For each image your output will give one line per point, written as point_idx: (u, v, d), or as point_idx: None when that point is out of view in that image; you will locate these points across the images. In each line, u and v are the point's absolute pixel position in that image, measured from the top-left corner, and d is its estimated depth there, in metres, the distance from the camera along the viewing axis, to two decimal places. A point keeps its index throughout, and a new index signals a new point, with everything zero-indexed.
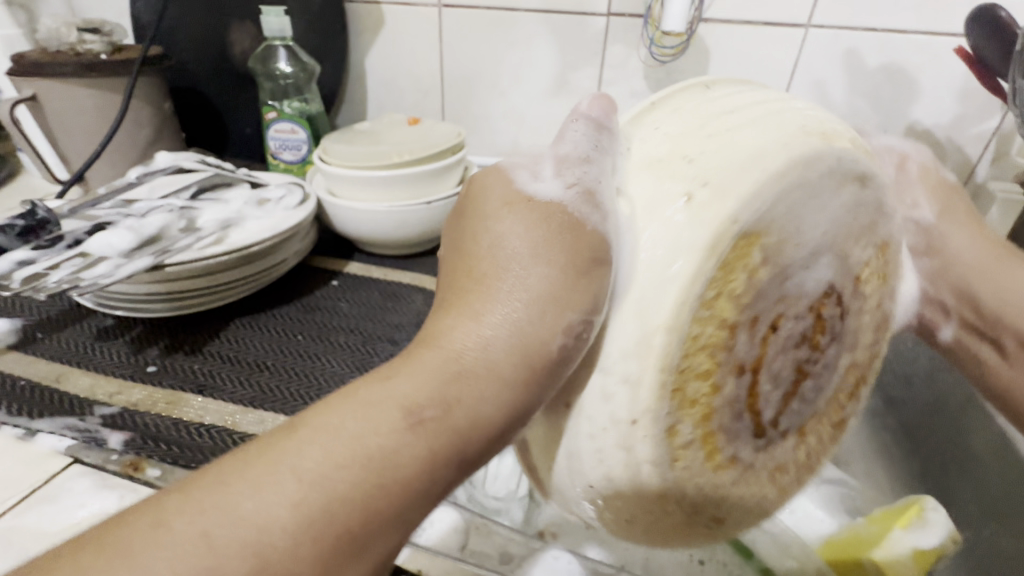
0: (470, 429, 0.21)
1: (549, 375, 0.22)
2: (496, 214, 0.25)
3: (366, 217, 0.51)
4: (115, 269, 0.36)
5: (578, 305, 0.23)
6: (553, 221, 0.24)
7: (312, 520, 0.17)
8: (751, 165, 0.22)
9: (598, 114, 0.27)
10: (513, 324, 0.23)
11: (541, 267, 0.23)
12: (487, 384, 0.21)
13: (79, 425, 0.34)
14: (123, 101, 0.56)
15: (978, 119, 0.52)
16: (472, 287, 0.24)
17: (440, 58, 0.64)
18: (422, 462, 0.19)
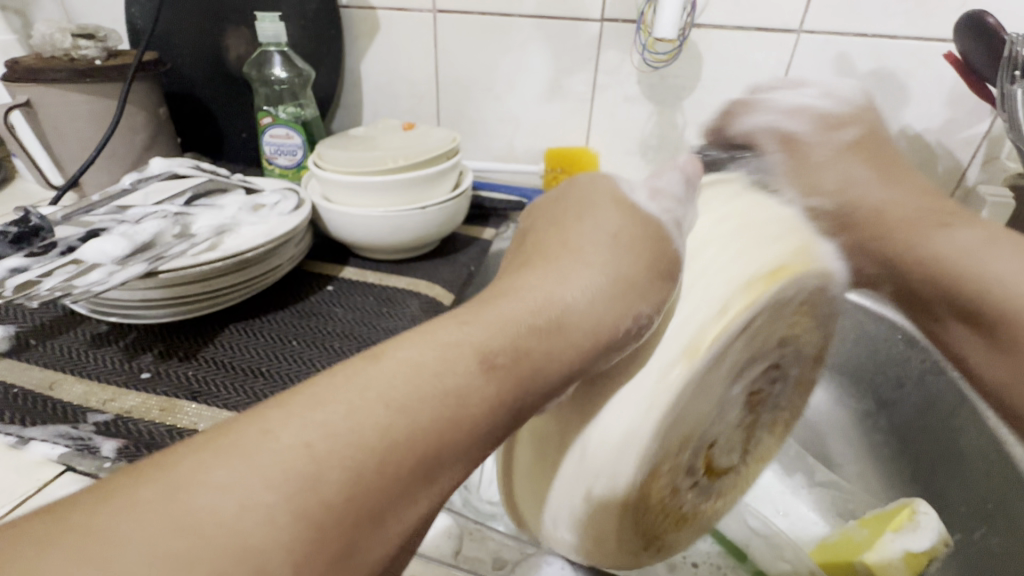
0: (537, 380, 0.22)
1: (614, 349, 0.24)
2: (582, 208, 0.29)
3: (361, 223, 0.51)
4: (108, 276, 0.36)
5: (653, 303, 0.25)
6: (643, 229, 0.28)
7: (395, 447, 0.18)
8: (785, 244, 0.27)
9: (691, 169, 0.31)
10: (591, 297, 0.24)
11: (626, 260, 0.26)
12: (562, 346, 0.23)
13: (71, 432, 0.33)
14: (118, 107, 0.56)
15: (968, 124, 0.53)
16: (555, 259, 0.26)
17: (436, 63, 0.65)
18: (490, 404, 0.20)
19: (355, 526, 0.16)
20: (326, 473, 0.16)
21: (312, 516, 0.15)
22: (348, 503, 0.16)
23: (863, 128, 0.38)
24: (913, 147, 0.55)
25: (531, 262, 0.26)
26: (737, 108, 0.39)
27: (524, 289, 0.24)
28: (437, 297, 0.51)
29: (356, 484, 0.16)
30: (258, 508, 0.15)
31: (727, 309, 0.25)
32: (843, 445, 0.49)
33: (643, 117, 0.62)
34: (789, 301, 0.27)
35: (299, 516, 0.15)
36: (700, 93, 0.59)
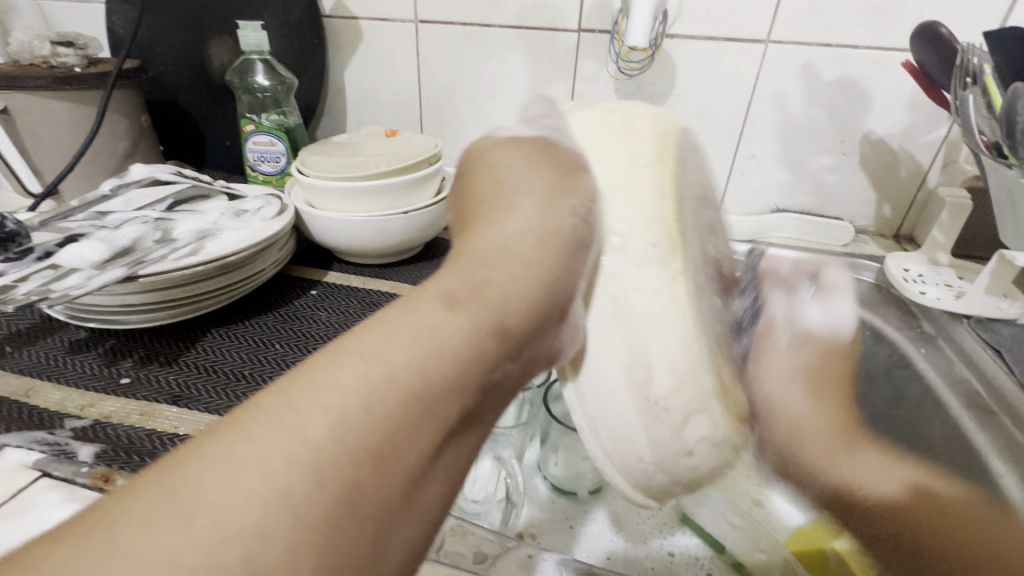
0: (501, 305, 0.22)
1: (578, 252, 0.26)
2: (492, 162, 0.30)
3: (343, 228, 0.51)
4: (86, 281, 0.36)
5: (579, 194, 0.27)
6: (530, 145, 0.30)
7: (377, 388, 0.18)
8: (656, 121, 0.32)
9: (542, 101, 0.35)
10: (529, 224, 0.25)
11: (536, 173, 0.28)
12: (515, 266, 0.24)
13: (47, 438, 0.33)
14: (98, 113, 0.56)
15: (928, 129, 0.55)
16: (487, 207, 0.27)
17: (418, 73, 0.66)
18: (468, 331, 0.21)
19: (355, 467, 0.17)
20: (308, 420, 0.17)
21: (302, 456, 0.16)
22: (341, 446, 0.17)
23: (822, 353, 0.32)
24: (877, 151, 0.58)
25: (464, 219, 0.28)
26: (783, 280, 0.36)
27: (463, 238, 0.25)
28: None
29: (342, 427, 0.17)
30: (250, 461, 0.16)
31: (662, 184, 0.29)
32: None
33: None
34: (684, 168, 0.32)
35: (291, 462, 0.16)
36: (675, 101, 0.61)
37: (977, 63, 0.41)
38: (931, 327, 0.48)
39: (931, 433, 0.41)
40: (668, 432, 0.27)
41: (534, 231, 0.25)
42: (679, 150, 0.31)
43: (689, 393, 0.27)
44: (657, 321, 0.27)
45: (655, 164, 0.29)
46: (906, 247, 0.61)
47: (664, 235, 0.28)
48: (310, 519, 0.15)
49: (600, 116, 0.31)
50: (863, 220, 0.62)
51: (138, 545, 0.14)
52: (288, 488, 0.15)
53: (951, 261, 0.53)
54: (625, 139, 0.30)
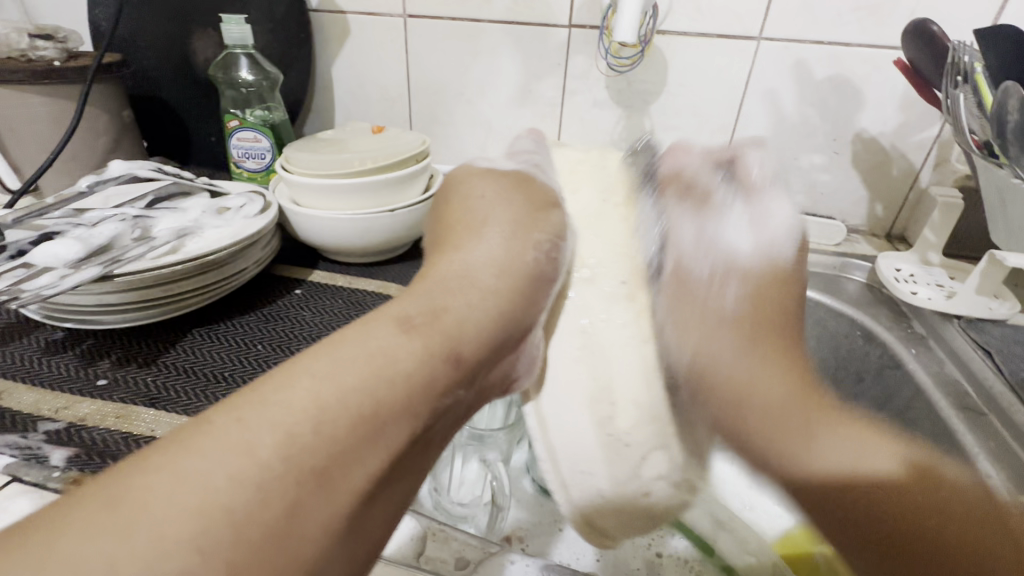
0: (457, 332, 0.24)
1: (540, 282, 0.29)
2: (470, 197, 0.34)
3: (328, 225, 0.50)
4: (60, 281, 0.35)
5: (544, 229, 0.31)
6: (511, 177, 0.35)
7: (328, 410, 0.19)
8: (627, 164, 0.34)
9: (534, 135, 0.39)
10: (492, 255, 0.29)
11: (508, 206, 0.32)
12: (477, 293, 0.27)
13: (19, 442, 0.32)
14: (78, 108, 0.55)
15: (920, 127, 0.55)
16: (458, 237, 0.31)
17: (407, 69, 0.65)
18: (419, 356, 0.22)
19: (301, 485, 0.18)
20: (258, 438, 0.18)
21: (249, 473, 0.17)
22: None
23: (760, 288, 0.34)
24: (869, 150, 0.57)
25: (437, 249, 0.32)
26: (693, 187, 0.34)
27: (433, 267, 0.29)
28: None
29: (290, 445, 0.18)
30: (195, 476, 0.16)
31: (632, 222, 0.32)
32: None
33: (612, 122, 0.63)
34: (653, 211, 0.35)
35: (237, 478, 0.17)
36: (667, 98, 0.60)
37: (967, 61, 0.41)
38: (923, 328, 0.48)
39: (922, 433, 0.41)
40: (624, 467, 0.30)
41: (495, 261, 0.29)
42: (653, 188, 0.34)
43: (648, 426, 0.30)
44: (624, 349, 0.30)
45: (627, 206, 0.32)
46: (897, 246, 0.61)
47: (632, 272, 0.31)
48: (251, 536, 0.16)
49: (577, 157, 0.35)
50: (854, 219, 0.62)
51: (72, 558, 0.14)
52: (230, 505, 0.16)
53: (943, 261, 0.53)
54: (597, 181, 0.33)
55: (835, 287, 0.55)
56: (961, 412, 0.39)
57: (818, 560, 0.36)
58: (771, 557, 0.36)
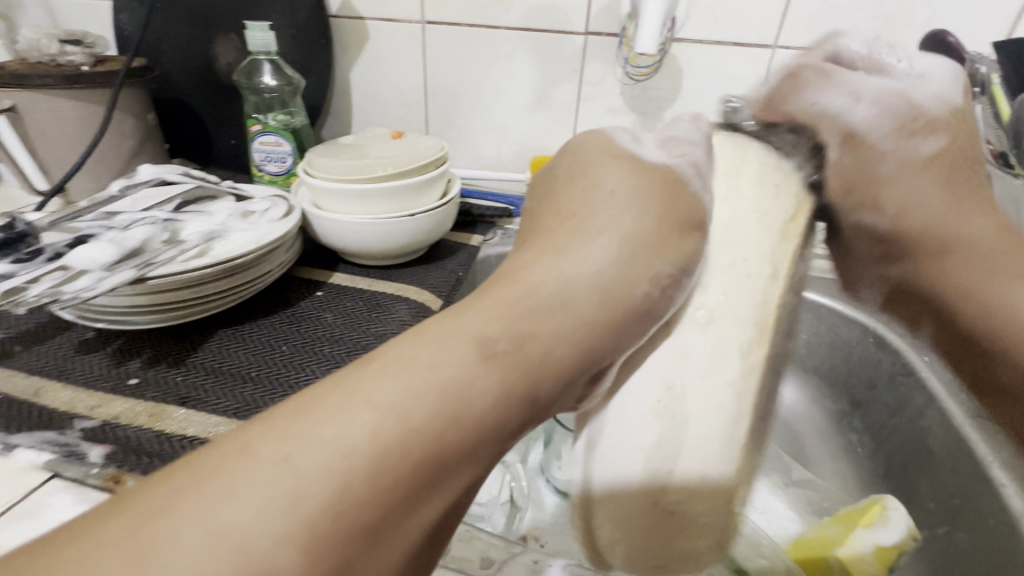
0: (541, 365, 0.22)
1: (637, 320, 0.25)
2: (602, 183, 0.27)
3: (350, 229, 0.51)
4: (97, 283, 0.36)
5: (669, 259, 0.25)
6: (658, 175, 0.27)
7: (388, 452, 0.18)
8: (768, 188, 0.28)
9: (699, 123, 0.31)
10: (598, 276, 0.24)
11: (634, 215, 0.26)
12: (563, 323, 0.23)
13: (57, 439, 0.33)
14: (107, 112, 0.56)
15: None
16: (559, 236, 0.25)
17: (425, 74, 0.66)
18: (495, 395, 0.20)
19: (351, 541, 0.17)
20: (308, 483, 0.17)
21: (295, 531, 0.16)
22: (335, 518, 0.17)
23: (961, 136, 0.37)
24: None
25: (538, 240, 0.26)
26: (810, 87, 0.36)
27: (523, 269, 0.24)
28: (427, 303, 0.51)
29: (342, 496, 0.17)
30: (232, 527, 0.15)
31: (779, 256, 0.27)
32: (820, 445, 0.52)
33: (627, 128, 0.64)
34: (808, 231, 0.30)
35: (280, 534, 0.16)
36: (682, 105, 0.61)
37: (984, 72, 0.42)
38: None
39: (935, 440, 0.43)
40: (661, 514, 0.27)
41: (596, 288, 0.24)
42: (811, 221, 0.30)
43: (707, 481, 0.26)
44: (712, 394, 0.26)
45: (775, 238, 0.27)
46: None
47: (756, 323, 0.26)
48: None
49: (741, 155, 0.29)
50: None
51: None
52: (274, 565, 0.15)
53: None
54: (748, 198, 0.28)
55: None
56: (975, 422, 0.40)
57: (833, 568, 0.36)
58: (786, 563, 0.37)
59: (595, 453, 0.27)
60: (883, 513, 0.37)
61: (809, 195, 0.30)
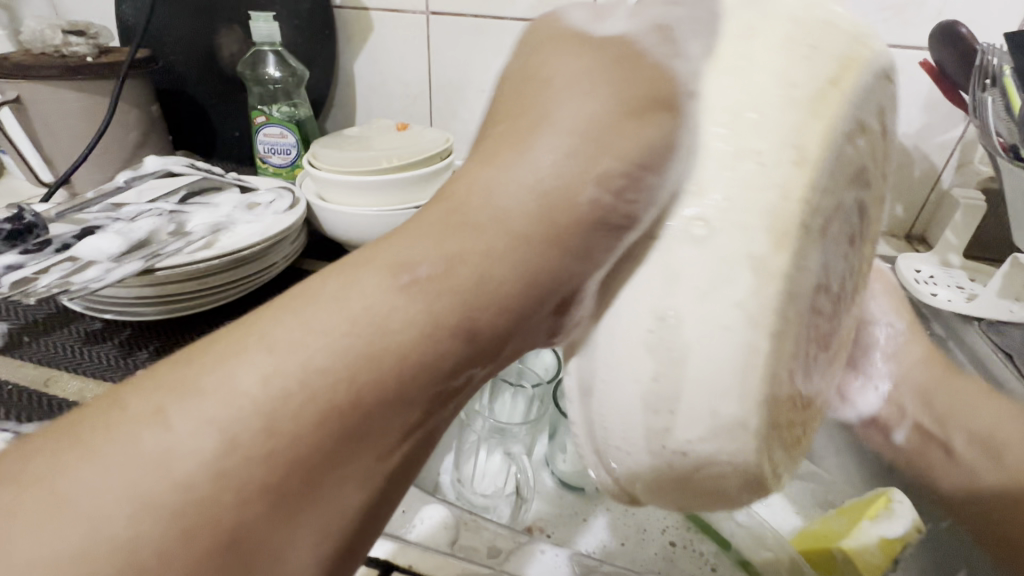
0: (472, 296, 0.19)
1: (588, 237, 0.20)
2: (553, 71, 0.21)
3: (356, 221, 0.51)
4: (105, 274, 0.36)
5: (620, 152, 0.20)
6: (612, 49, 0.21)
7: (287, 400, 0.17)
8: (810, 61, 0.21)
9: None
10: (541, 188, 0.19)
11: (585, 93, 0.20)
12: (491, 253, 0.19)
13: None
14: (111, 103, 0.56)
15: (944, 129, 0.55)
16: (492, 138, 0.21)
17: (429, 65, 0.65)
18: (420, 330, 0.18)
19: (242, 501, 0.16)
20: (184, 446, 0.16)
21: (163, 496, 0.15)
22: (217, 481, 0.16)
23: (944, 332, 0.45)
24: None
25: (480, 152, 0.21)
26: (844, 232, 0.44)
27: (447, 188, 0.20)
28: None
29: (228, 454, 0.16)
30: (102, 495, 0.15)
31: (799, 143, 0.20)
32: None
33: None
34: (872, 104, 0.22)
35: (145, 504, 0.15)
36: None
37: (997, 63, 0.41)
38: (941, 328, 0.49)
39: None
40: (674, 478, 0.24)
41: (535, 201, 0.19)
42: (868, 91, 0.22)
43: (716, 430, 0.21)
44: (710, 329, 0.20)
45: (804, 118, 0.20)
46: (918, 247, 0.61)
47: (784, 241, 0.20)
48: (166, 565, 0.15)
49: (768, 25, 0.21)
50: None
51: None
52: (142, 531, 0.15)
53: (963, 262, 0.54)
54: (761, 66, 0.21)
55: None
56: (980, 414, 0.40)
57: (836, 557, 0.36)
58: (790, 553, 0.37)
59: (593, 413, 0.24)
60: (889, 508, 0.37)
61: (863, 60, 0.22)
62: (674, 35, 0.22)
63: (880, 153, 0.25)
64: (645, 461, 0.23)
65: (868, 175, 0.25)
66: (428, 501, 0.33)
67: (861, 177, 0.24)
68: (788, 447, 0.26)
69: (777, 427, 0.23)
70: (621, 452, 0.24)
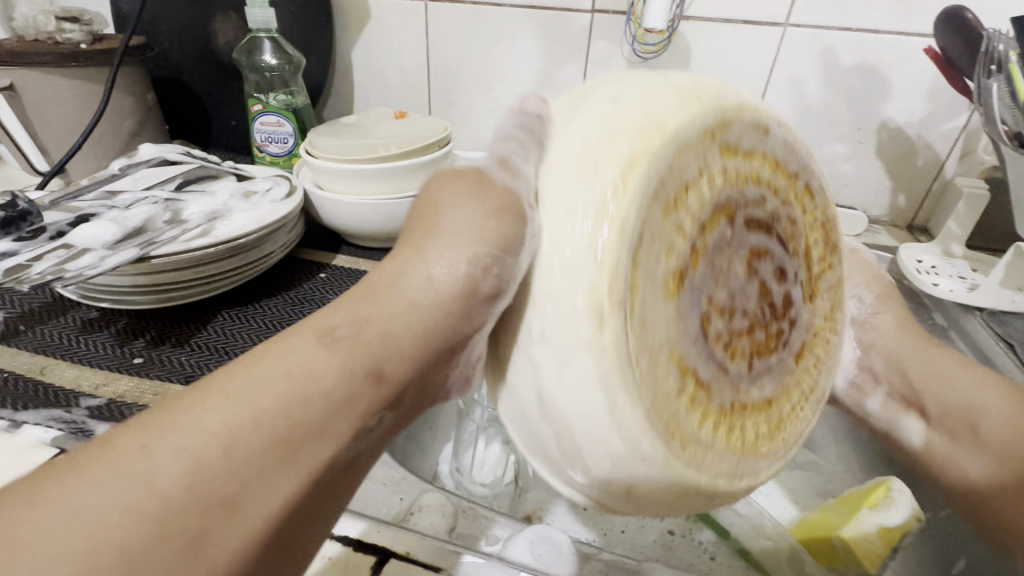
0: (379, 350, 0.23)
1: (472, 300, 0.25)
2: (442, 203, 0.28)
3: (354, 210, 0.51)
4: (99, 261, 0.36)
5: (486, 238, 0.25)
6: (475, 177, 0.29)
7: (240, 432, 0.19)
8: (626, 124, 0.23)
9: (531, 105, 0.30)
10: (436, 283, 0.25)
11: (465, 203, 0.27)
12: (407, 311, 0.24)
13: (64, 417, 0.33)
14: (106, 91, 0.56)
15: (947, 117, 0.55)
16: (401, 245, 0.27)
17: (427, 53, 0.65)
18: (339, 376, 0.21)
19: (204, 514, 0.18)
20: (162, 464, 0.18)
21: (147, 506, 0.17)
22: (186, 493, 0.18)
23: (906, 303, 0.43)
24: (894, 140, 0.57)
25: (395, 252, 0.27)
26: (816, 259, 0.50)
27: (370, 275, 0.26)
28: None
29: (193, 473, 0.18)
30: (94, 505, 0.16)
31: (613, 182, 0.22)
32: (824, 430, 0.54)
33: None
34: (717, 166, 0.26)
35: (130, 510, 0.17)
36: None
37: (1002, 50, 0.40)
38: (943, 318, 0.50)
39: None
40: (608, 497, 0.25)
41: (436, 288, 0.25)
42: (704, 151, 0.25)
43: (620, 467, 0.23)
44: (580, 401, 0.23)
45: (616, 170, 0.22)
46: (919, 237, 0.61)
47: (620, 279, 0.22)
48: (145, 568, 0.16)
49: (605, 103, 0.25)
50: (876, 210, 0.62)
51: None
52: (128, 534, 0.16)
53: (965, 252, 0.54)
54: (589, 139, 0.24)
55: None
56: None
57: (836, 546, 0.37)
58: (789, 543, 0.38)
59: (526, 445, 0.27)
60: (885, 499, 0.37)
61: (692, 120, 0.24)
62: (524, 140, 0.27)
63: (761, 185, 0.29)
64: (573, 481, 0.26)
65: (763, 215, 0.29)
66: (427, 489, 0.33)
67: (749, 227, 0.28)
68: (735, 452, 0.28)
69: (692, 441, 0.25)
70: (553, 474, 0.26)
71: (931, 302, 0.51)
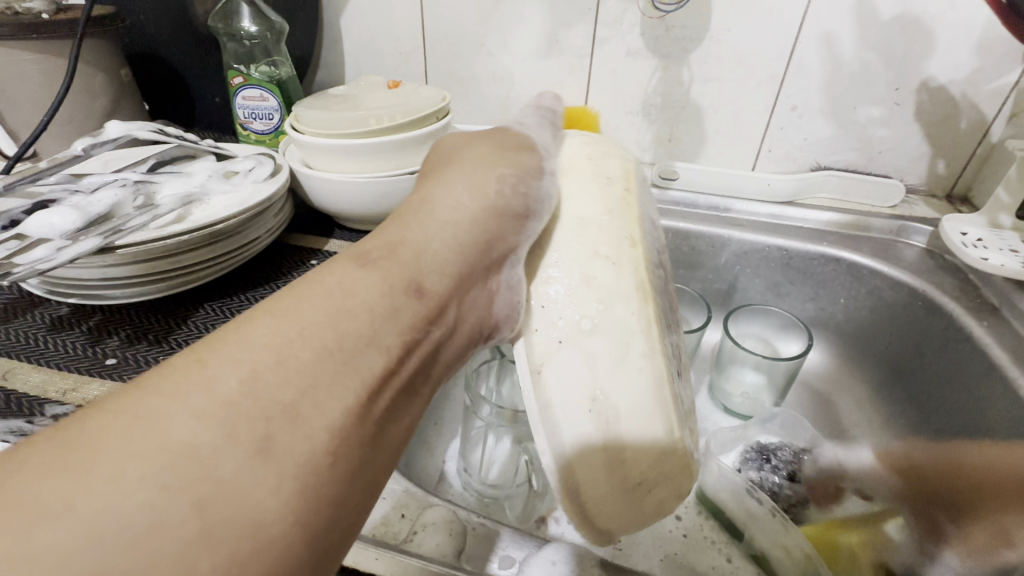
0: (419, 261, 0.24)
1: (504, 214, 0.28)
2: (458, 146, 0.32)
3: (346, 191, 0.46)
4: (56, 253, 0.31)
5: (514, 165, 0.30)
6: (487, 132, 0.33)
7: (288, 345, 0.19)
8: (611, 144, 0.34)
9: (548, 101, 0.39)
10: (461, 201, 0.27)
11: (481, 142, 0.32)
12: (440, 225, 0.26)
13: (25, 428, 0.30)
14: (71, 66, 0.51)
15: (997, 74, 0.49)
16: (421, 179, 0.30)
17: (420, 15, 0.59)
18: (380, 290, 0.22)
19: (270, 420, 0.17)
20: (220, 374, 0.17)
21: (212, 410, 0.17)
22: (250, 398, 0.17)
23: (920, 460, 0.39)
24: (935, 100, 0.52)
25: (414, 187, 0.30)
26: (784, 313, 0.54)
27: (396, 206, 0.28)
28: None
29: (252, 379, 0.18)
30: (166, 413, 0.16)
31: (613, 167, 0.31)
32: (856, 416, 0.51)
33: (647, 74, 0.58)
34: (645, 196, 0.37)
35: (199, 414, 0.16)
36: (710, 45, 0.54)
37: None
38: (993, 297, 0.45)
39: (991, 410, 0.39)
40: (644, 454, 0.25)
41: (462, 206, 0.27)
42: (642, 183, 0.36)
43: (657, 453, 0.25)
44: (633, 377, 0.25)
45: (618, 166, 0.32)
46: (959, 207, 0.56)
47: (636, 228, 0.28)
48: (219, 469, 0.16)
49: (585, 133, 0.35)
50: (913, 178, 0.57)
51: (31, 497, 0.14)
52: (196, 441, 0.16)
53: (1015, 223, 0.49)
54: (586, 146, 0.33)
55: (891, 253, 0.53)
56: None
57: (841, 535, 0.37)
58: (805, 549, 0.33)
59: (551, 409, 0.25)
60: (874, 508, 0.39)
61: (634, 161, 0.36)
62: (534, 120, 0.35)
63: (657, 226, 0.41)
64: (594, 430, 0.25)
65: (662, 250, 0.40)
66: (429, 504, 0.29)
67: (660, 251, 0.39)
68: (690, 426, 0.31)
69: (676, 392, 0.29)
70: (574, 428, 0.25)
71: (978, 278, 0.47)
